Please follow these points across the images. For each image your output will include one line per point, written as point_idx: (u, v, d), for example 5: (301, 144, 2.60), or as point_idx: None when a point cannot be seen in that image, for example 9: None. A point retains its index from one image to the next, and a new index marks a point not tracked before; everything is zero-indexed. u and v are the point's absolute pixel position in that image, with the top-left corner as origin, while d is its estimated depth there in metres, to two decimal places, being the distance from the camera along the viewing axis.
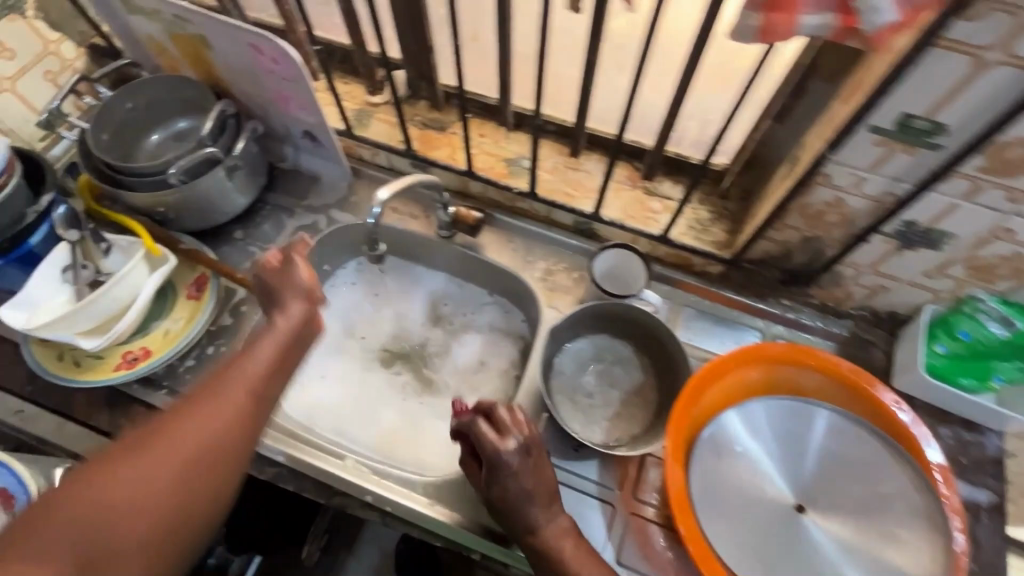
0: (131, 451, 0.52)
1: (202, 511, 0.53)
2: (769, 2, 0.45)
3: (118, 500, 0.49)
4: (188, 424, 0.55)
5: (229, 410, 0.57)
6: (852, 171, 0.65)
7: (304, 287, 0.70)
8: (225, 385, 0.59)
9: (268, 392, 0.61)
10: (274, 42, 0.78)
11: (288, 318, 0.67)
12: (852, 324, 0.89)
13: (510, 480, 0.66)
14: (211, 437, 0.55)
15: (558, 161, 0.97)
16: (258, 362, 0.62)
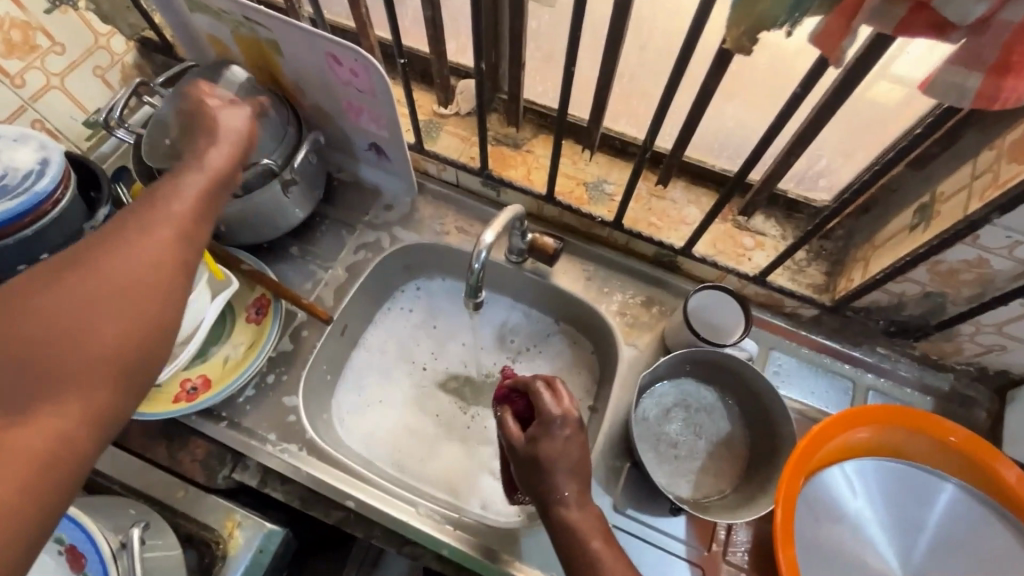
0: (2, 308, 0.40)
1: (146, 316, 0.44)
2: (999, 64, 0.39)
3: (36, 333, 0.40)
4: (109, 260, 0.45)
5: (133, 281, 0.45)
6: (1008, 233, 0.59)
7: (219, 138, 0.61)
8: (136, 225, 0.48)
9: (197, 232, 0.52)
10: (358, 53, 0.71)
11: (206, 163, 0.57)
12: (955, 379, 0.83)
13: (557, 441, 0.59)
14: (122, 270, 0.45)
15: (643, 188, 0.90)
16: (178, 205, 0.51)
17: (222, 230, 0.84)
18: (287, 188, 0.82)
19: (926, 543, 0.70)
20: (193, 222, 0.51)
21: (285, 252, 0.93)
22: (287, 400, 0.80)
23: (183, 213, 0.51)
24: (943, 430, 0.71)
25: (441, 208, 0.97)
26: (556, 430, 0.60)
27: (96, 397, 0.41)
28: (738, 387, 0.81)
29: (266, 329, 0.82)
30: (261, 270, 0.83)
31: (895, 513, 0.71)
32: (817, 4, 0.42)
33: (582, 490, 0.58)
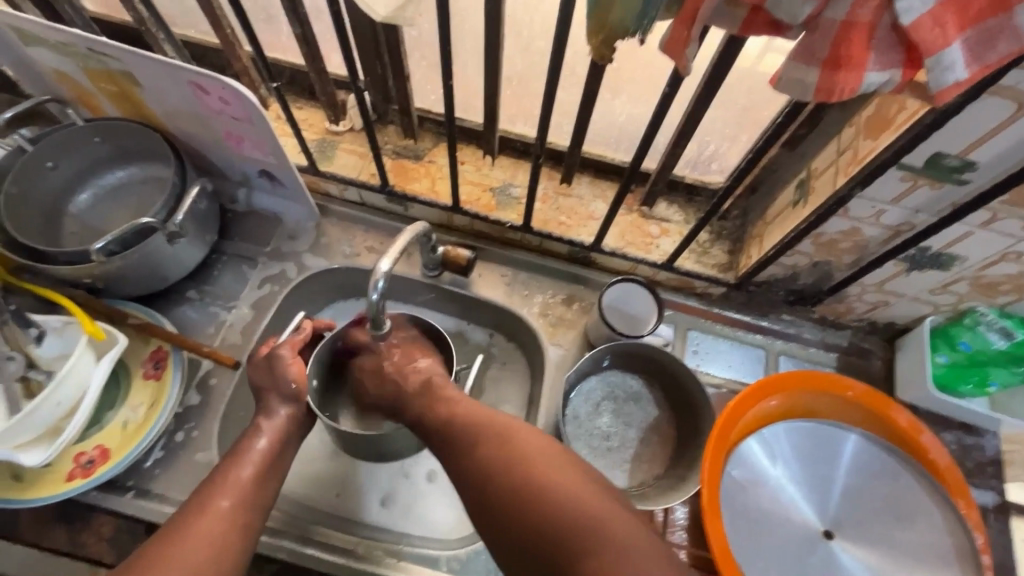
0: (167, 542, 0.51)
1: (239, 557, 0.53)
2: (832, 59, 0.41)
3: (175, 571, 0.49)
4: (214, 503, 0.54)
5: (222, 518, 0.53)
6: (873, 203, 0.63)
7: (293, 390, 0.64)
8: (223, 483, 0.56)
9: (259, 498, 0.57)
10: (222, 81, 0.66)
11: (274, 419, 0.62)
12: (852, 334, 0.89)
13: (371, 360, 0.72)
14: (219, 523, 0.53)
15: (548, 188, 0.91)
16: (247, 466, 0.58)
17: (98, 286, 0.76)
18: (172, 241, 0.77)
19: (838, 494, 0.75)
20: (260, 476, 0.58)
21: (182, 296, 0.86)
22: (201, 456, 0.75)
23: (258, 475, 0.58)
24: (841, 386, 0.76)
25: (347, 229, 0.93)
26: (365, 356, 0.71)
27: None
28: (661, 372, 0.84)
29: (166, 385, 0.75)
30: (153, 322, 0.77)
31: (807, 471, 0.76)
32: (664, 10, 0.42)
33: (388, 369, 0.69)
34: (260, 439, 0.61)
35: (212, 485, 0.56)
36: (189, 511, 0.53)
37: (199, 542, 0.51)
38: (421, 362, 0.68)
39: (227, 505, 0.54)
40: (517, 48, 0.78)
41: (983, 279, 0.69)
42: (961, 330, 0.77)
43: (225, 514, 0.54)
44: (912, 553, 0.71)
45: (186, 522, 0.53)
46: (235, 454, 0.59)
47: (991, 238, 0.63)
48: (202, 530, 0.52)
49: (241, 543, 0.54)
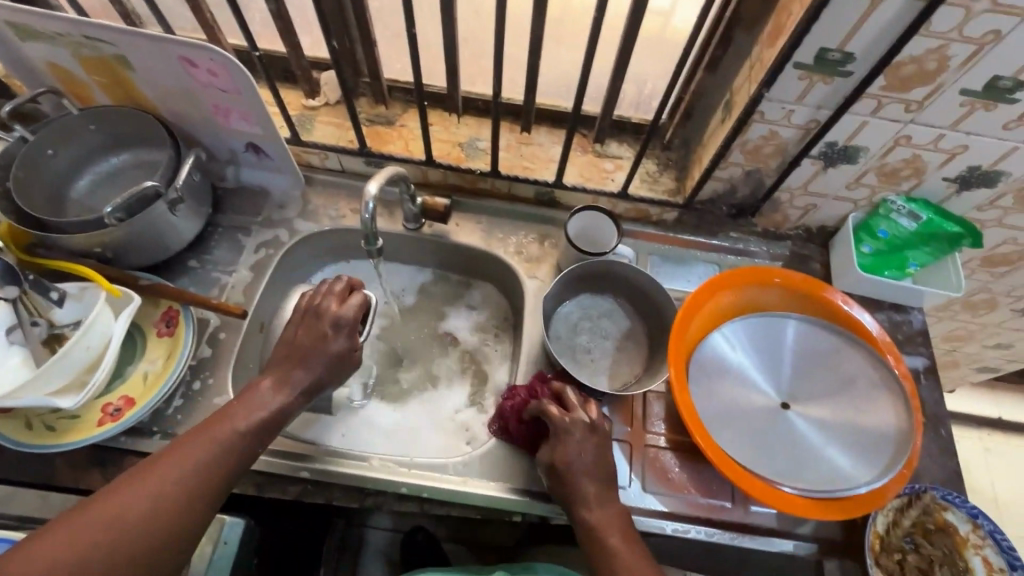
0: (162, 460, 0.61)
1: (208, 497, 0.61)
2: None
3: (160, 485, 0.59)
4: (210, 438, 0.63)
5: (209, 458, 0.62)
6: (782, 105, 0.74)
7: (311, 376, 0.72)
8: (224, 425, 0.65)
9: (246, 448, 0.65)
10: (211, 52, 0.75)
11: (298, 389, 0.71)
12: (792, 243, 1.01)
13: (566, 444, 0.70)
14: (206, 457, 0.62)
15: (511, 139, 1.00)
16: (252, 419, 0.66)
17: (108, 255, 0.83)
18: (173, 208, 0.84)
19: (791, 371, 0.84)
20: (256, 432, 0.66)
21: (184, 266, 0.93)
22: (219, 400, 0.82)
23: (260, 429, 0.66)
24: (772, 276, 0.87)
25: (332, 195, 1.01)
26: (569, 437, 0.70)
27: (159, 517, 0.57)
28: (628, 288, 0.93)
29: (180, 338, 0.82)
30: (162, 283, 0.83)
31: (764, 354, 0.85)
32: None
33: (599, 493, 0.69)
34: (273, 395, 0.69)
35: (220, 423, 0.65)
36: (192, 441, 0.63)
37: (182, 467, 0.60)
38: (578, 444, 0.70)
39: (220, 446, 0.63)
40: (469, 11, 0.88)
41: (886, 166, 0.82)
42: (879, 220, 0.89)
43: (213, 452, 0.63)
44: (856, 407, 0.81)
45: (188, 442, 0.63)
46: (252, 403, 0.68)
47: (883, 124, 0.75)
48: (192, 457, 0.61)
49: (215, 488, 0.62)
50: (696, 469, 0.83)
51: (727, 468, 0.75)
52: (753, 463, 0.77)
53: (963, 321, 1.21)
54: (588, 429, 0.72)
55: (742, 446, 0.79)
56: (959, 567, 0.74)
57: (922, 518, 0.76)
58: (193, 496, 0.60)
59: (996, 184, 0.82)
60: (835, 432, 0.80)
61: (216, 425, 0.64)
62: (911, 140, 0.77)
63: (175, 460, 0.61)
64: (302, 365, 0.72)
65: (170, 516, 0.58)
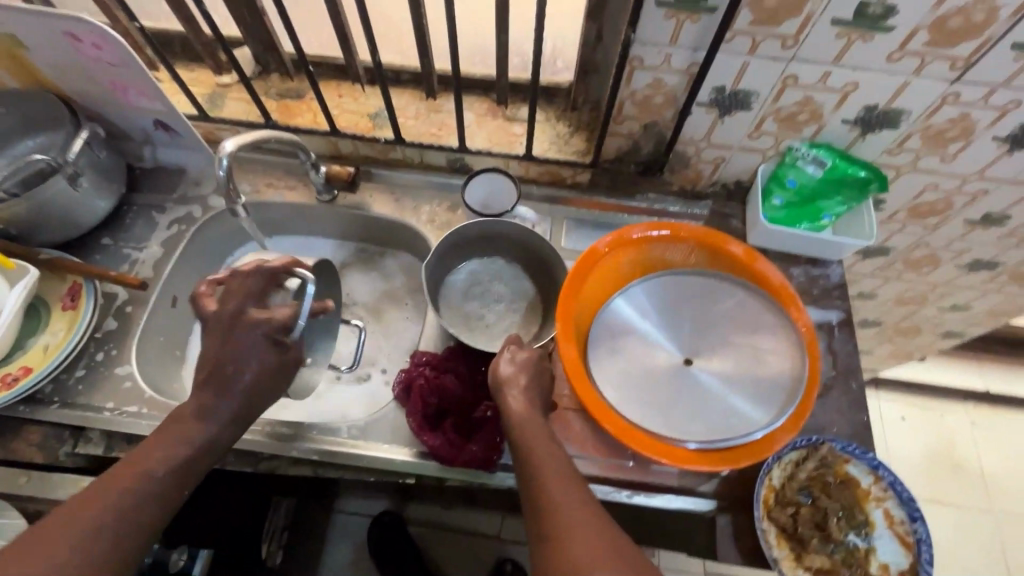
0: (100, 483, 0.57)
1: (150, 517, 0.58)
2: None
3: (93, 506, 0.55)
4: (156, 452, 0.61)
5: (145, 474, 0.59)
6: (658, 48, 0.72)
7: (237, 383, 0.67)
8: (163, 441, 0.62)
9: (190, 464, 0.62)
10: (89, 24, 0.76)
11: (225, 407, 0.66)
12: (710, 201, 0.98)
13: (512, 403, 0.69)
14: (148, 473, 0.59)
15: (420, 107, 1.00)
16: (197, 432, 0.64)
17: (14, 231, 0.86)
18: (74, 183, 0.86)
19: (695, 327, 0.81)
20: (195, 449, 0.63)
21: (98, 243, 0.95)
22: (120, 370, 0.84)
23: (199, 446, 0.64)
24: (679, 230, 0.86)
25: (246, 171, 1.02)
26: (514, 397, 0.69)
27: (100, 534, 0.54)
28: (529, 251, 0.92)
29: (81, 310, 0.84)
30: (64, 258, 0.85)
31: (667, 310, 0.82)
32: None
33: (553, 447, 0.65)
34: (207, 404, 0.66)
35: (160, 438, 0.62)
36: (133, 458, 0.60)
37: (124, 481, 0.58)
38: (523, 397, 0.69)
39: (164, 461, 0.61)
40: None
41: (782, 111, 0.79)
42: (786, 169, 0.85)
43: (158, 465, 0.60)
44: (758, 360, 0.77)
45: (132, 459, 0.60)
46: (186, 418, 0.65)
47: (764, 63, 0.72)
48: (134, 471, 0.59)
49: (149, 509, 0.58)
50: (594, 427, 0.80)
51: (610, 423, 0.73)
52: (645, 419, 0.74)
53: (911, 282, 1.17)
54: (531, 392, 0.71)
55: (637, 402, 0.75)
56: (858, 521, 0.70)
57: (821, 471, 0.72)
58: (135, 515, 0.56)
59: (899, 125, 0.78)
60: (736, 385, 0.76)
61: (167, 435, 0.63)
62: (798, 80, 0.74)
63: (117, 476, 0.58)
64: (225, 395, 0.66)
65: (122, 528, 0.55)
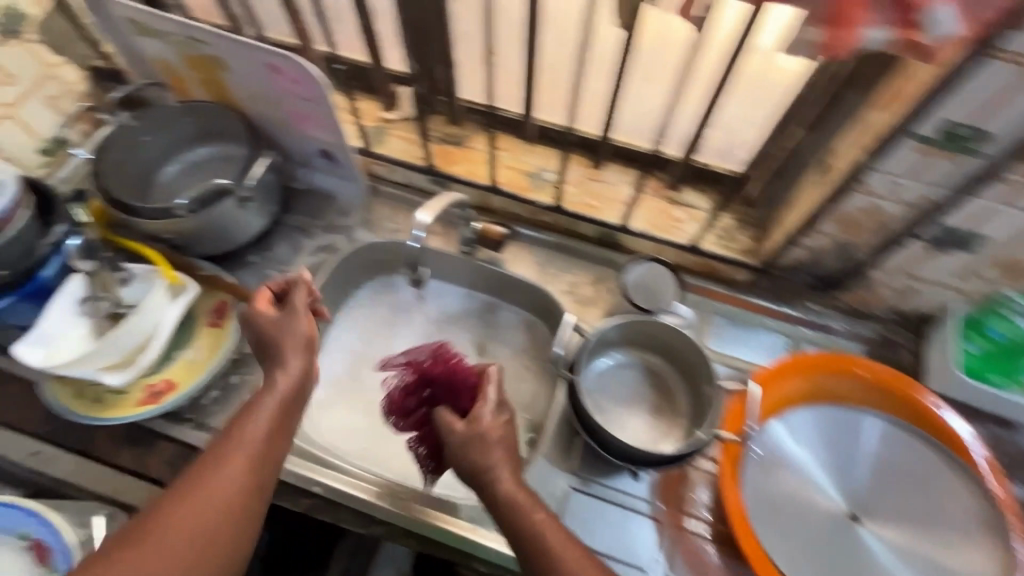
0: (170, 504, 0.52)
1: (228, 549, 0.53)
2: (832, 18, 0.46)
3: (175, 541, 0.51)
4: (221, 474, 0.54)
5: (217, 498, 0.53)
6: (892, 178, 0.66)
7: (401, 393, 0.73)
8: (220, 461, 0.55)
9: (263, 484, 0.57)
10: (295, 63, 0.77)
11: (289, 375, 0.61)
12: (880, 326, 0.89)
13: (471, 446, 0.62)
14: (225, 504, 0.53)
15: (580, 174, 0.96)
16: (258, 429, 0.58)
17: (177, 243, 0.87)
18: (243, 205, 0.88)
19: (868, 482, 0.74)
20: (263, 460, 0.57)
21: (245, 260, 0.96)
22: (251, 398, 0.83)
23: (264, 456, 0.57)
24: (858, 369, 0.76)
25: (392, 208, 1.01)
26: (479, 418, 0.64)
27: (179, 566, 0.50)
28: (673, 354, 0.84)
29: (228, 331, 0.85)
30: (219, 275, 0.88)
31: (837, 455, 0.75)
32: None
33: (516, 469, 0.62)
34: (275, 402, 0.59)
35: (221, 447, 0.56)
36: (203, 471, 0.54)
37: (201, 509, 0.52)
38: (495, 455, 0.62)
39: (237, 480, 0.55)
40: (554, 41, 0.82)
41: (1013, 261, 0.70)
42: (992, 318, 0.76)
43: (224, 486, 0.54)
44: (940, 539, 0.70)
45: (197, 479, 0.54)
46: (244, 413, 0.58)
47: (1015, 215, 0.64)
48: (210, 499, 0.53)
49: (227, 535, 0.53)
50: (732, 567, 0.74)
51: None
52: None
53: None
54: (489, 413, 0.65)
55: (796, 561, 0.70)
56: None
57: None
58: (218, 547, 0.52)
59: None
60: (909, 563, 0.69)
61: (229, 445, 0.56)
62: None
63: (191, 505, 0.52)
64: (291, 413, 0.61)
65: (204, 555, 0.52)
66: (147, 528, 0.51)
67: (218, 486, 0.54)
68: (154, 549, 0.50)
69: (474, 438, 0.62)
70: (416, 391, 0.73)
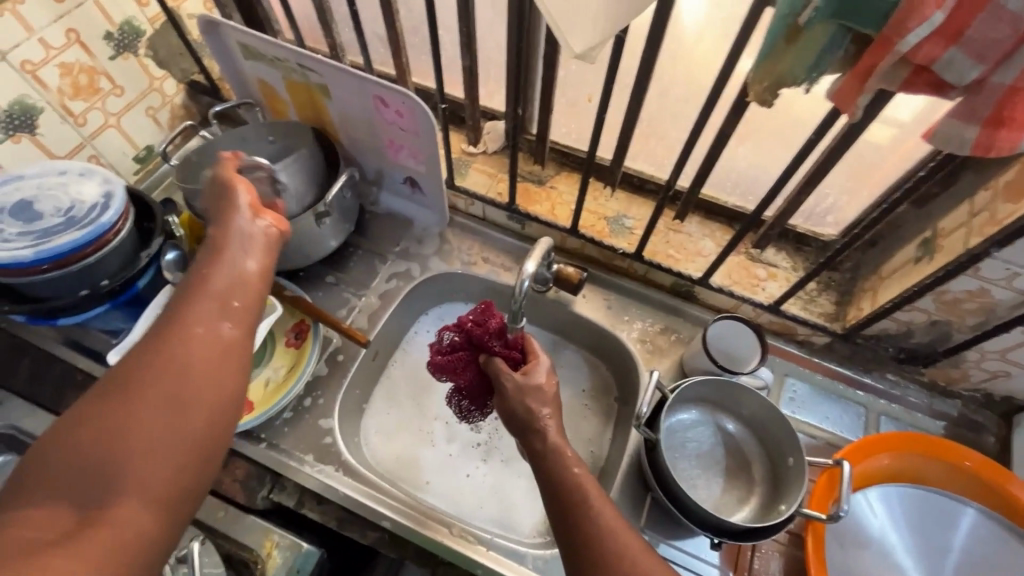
0: (146, 366, 0.50)
1: (205, 422, 0.50)
2: (993, 118, 0.46)
3: (151, 404, 0.48)
4: (186, 346, 0.52)
5: (188, 369, 0.51)
6: (1007, 266, 0.64)
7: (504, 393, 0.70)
8: (190, 331, 0.53)
9: (229, 355, 0.54)
10: (404, 97, 0.78)
11: (240, 263, 0.59)
12: (962, 404, 0.86)
13: (521, 403, 0.67)
14: (191, 372, 0.51)
15: (660, 223, 0.96)
16: (207, 308, 0.55)
17: None
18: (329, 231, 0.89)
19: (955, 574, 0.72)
20: (225, 339, 0.54)
21: (322, 280, 0.97)
22: (323, 422, 0.84)
23: (219, 331, 0.54)
24: (958, 456, 0.74)
25: (468, 240, 1.02)
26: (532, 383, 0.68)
27: (157, 427, 0.48)
28: (752, 416, 0.83)
29: (305, 353, 0.86)
30: (301, 296, 0.87)
31: (922, 541, 0.73)
32: (835, 65, 0.48)
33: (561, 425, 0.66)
34: (220, 271, 0.58)
35: (177, 319, 0.54)
36: (180, 338, 0.52)
37: (175, 373, 0.50)
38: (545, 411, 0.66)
39: (199, 337, 0.52)
40: (654, 93, 0.83)
41: None
42: None
43: (198, 354, 0.52)
44: None
45: (175, 345, 0.52)
46: (190, 291, 0.56)
47: None
48: (181, 360, 0.51)
49: (200, 400, 0.50)
50: None
51: None
52: None
53: None
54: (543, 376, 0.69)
55: None
56: None
57: None
58: (194, 413, 0.49)
59: None
60: None
61: (186, 324, 0.53)
62: None
63: (165, 371, 0.50)
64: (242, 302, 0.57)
65: (177, 419, 0.49)
66: (125, 384, 0.49)
67: (203, 335, 0.53)
68: (128, 404, 0.47)
69: (532, 388, 0.67)
70: (463, 341, 0.74)
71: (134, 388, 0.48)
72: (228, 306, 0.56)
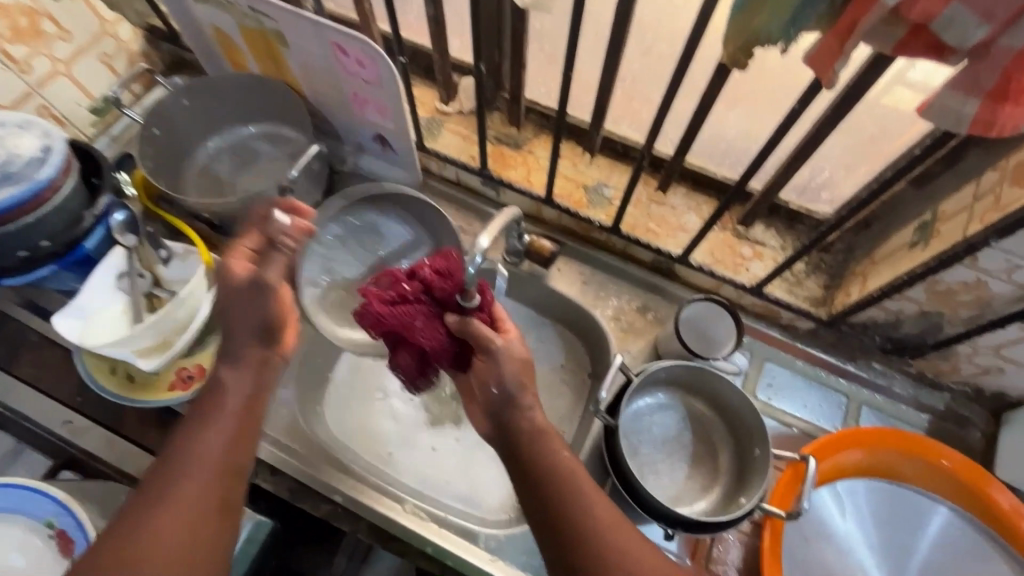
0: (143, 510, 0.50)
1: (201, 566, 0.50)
2: (996, 91, 0.39)
3: (148, 551, 0.48)
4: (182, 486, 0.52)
5: (187, 513, 0.51)
6: (1007, 257, 0.58)
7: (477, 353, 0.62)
8: (190, 470, 0.53)
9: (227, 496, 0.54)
10: (363, 43, 0.72)
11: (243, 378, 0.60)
12: (950, 398, 0.82)
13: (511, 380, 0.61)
14: (187, 517, 0.51)
15: (642, 193, 0.90)
16: (212, 444, 0.55)
17: (216, 222, 0.86)
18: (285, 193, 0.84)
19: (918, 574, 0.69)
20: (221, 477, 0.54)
21: None
22: (279, 392, 0.82)
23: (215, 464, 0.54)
24: (936, 454, 0.70)
25: (440, 205, 0.96)
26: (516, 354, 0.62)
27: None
28: (720, 403, 0.79)
29: None
30: None
31: (888, 540, 0.71)
32: (815, 22, 0.41)
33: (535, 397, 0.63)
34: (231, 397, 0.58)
35: (180, 459, 0.54)
36: (179, 478, 0.52)
37: (172, 518, 0.50)
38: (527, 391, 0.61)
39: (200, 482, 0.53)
40: (636, 49, 0.75)
41: None
42: None
43: (194, 498, 0.52)
44: None
45: (173, 484, 0.52)
46: (199, 422, 0.56)
47: None
48: (179, 506, 0.51)
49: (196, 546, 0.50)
50: None
51: None
52: None
53: None
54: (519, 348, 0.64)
55: None
56: None
57: None
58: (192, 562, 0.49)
59: None
60: None
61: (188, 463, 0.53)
62: None
63: (161, 518, 0.50)
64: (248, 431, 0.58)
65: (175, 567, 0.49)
66: (124, 537, 0.49)
67: (200, 477, 0.53)
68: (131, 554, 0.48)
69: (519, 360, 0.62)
70: (416, 290, 0.62)
71: (134, 539, 0.49)
72: (229, 443, 0.56)
